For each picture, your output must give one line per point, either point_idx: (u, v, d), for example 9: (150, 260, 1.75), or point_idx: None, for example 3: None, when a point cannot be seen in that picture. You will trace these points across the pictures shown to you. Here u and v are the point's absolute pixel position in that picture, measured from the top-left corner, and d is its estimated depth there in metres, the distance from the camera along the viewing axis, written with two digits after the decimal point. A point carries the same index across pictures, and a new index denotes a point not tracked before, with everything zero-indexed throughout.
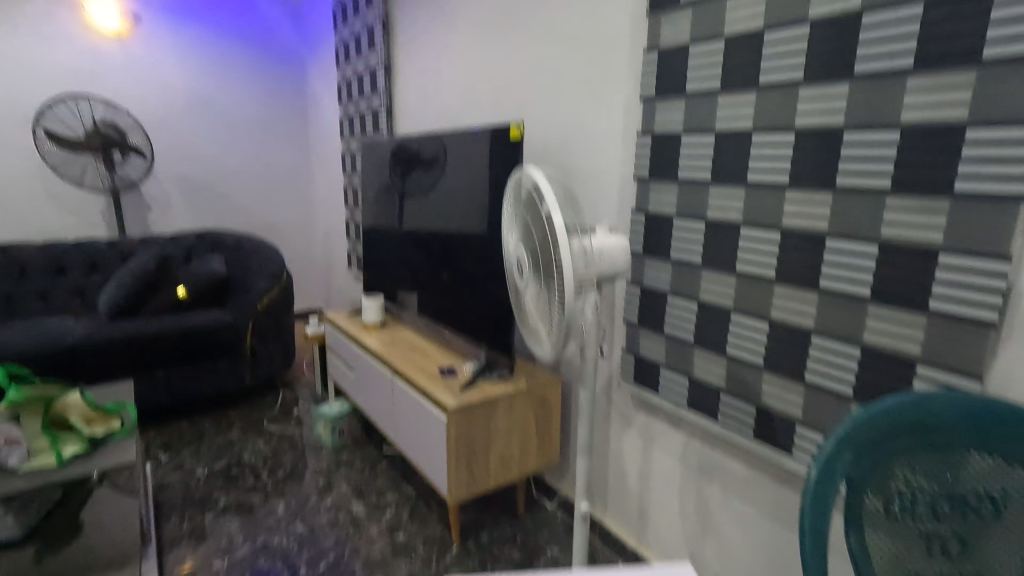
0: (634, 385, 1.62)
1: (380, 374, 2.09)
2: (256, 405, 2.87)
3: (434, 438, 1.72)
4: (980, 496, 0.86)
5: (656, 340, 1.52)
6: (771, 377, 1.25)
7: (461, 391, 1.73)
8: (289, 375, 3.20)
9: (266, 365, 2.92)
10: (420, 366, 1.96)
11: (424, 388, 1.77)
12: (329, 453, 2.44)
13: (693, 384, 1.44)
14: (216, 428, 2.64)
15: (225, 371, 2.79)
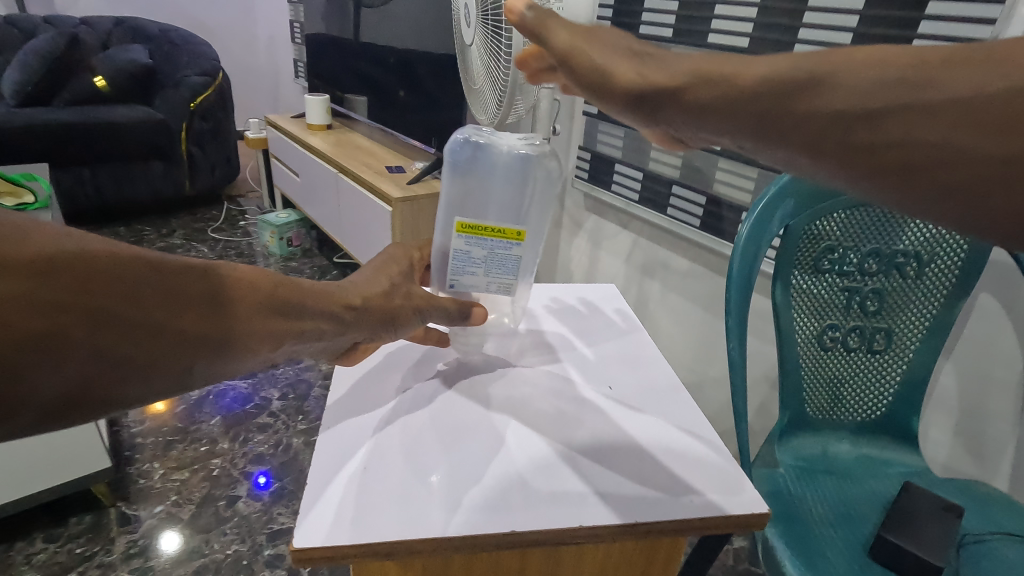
0: (588, 185, 1.56)
1: (325, 174, 1.97)
2: (198, 215, 2.73)
3: (379, 232, 1.66)
4: (910, 256, 0.86)
5: (615, 133, 1.44)
6: (726, 163, 1.20)
7: (408, 185, 1.65)
8: (234, 189, 3.03)
9: (206, 174, 2.71)
10: (366, 164, 1.84)
11: (369, 181, 1.68)
12: (276, 261, 2.38)
13: (647, 179, 1.38)
14: (156, 233, 2.53)
15: (160, 175, 2.60)
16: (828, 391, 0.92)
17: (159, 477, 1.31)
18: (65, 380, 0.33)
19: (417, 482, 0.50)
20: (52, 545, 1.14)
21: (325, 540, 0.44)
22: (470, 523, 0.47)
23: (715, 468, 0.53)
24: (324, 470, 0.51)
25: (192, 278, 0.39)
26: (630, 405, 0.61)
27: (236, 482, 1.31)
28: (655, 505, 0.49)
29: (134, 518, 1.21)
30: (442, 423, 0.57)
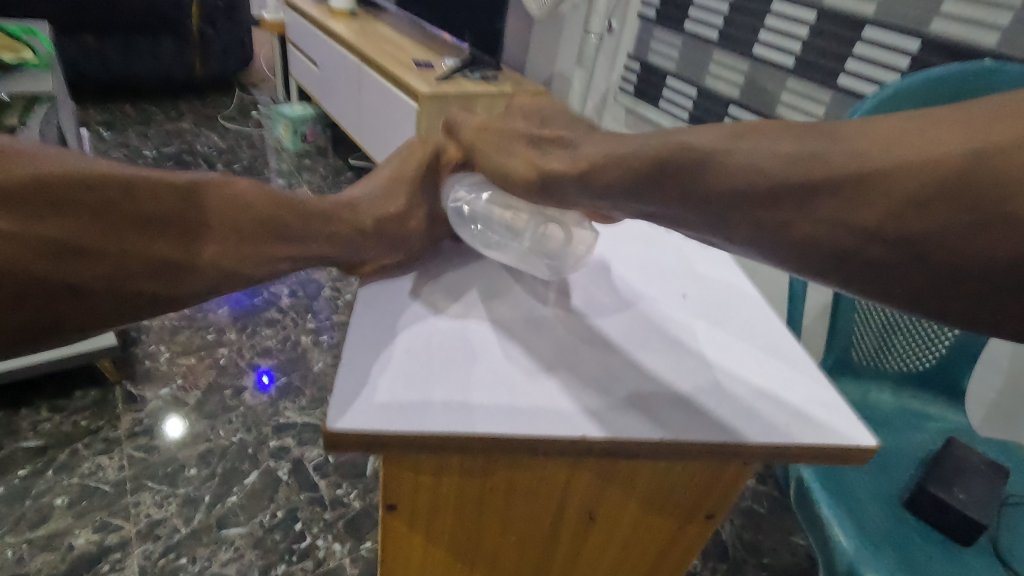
0: (632, 99, 1.43)
1: (347, 64, 1.82)
2: (209, 101, 2.59)
3: (403, 130, 1.55)
4: None
5: (671, 41, 1.30)
6: (796, 83, 1.08)
7: (437, 82, 1.52)
8: (248, 77, 2.86)
9: (219, 57, 2.54)
10: (392, 55, 1.70)
11: (396, 74, 1.55)
12: (290, 157, 2.27)
13: (701, 96, 1.26)
14: (164, 116, 2.40)
15: (170, 53, 2.44)
16: (878, 337, 0.86)
17: (165, 361, 1.29)
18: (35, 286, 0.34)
19: (469, 367, 0.43)
20: (57, 416, 1.13)
21: (362, 418, 0.37)
22: (533, 421, 0.40)
23: (807, 392, 0.46)
24: (358, 345, 0.44)
25: (170, 200, 0.40)
26: (706, 317, 0.53)
27: (243, 374, 1.29)
28: (745, 424, 0.42)
29: (139, 398, 1.19)
30: (495, 314, 0.50)
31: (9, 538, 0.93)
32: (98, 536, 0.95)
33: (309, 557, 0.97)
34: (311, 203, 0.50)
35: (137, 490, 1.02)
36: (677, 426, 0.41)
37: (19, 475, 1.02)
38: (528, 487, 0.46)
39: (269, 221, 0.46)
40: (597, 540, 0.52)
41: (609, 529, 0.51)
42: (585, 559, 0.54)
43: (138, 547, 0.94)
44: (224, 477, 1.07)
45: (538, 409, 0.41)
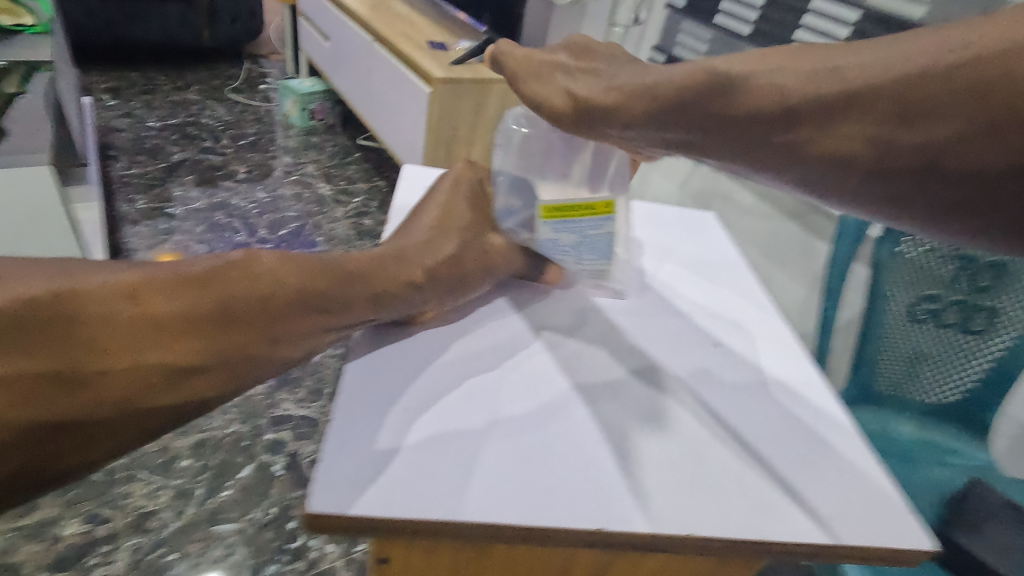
0: None
1: (358, 40, 1.76)
2: (216, 70, 2.52)
3: (414, 115, 1.50)
4: None
5: (699, 34, 1.24)
6: None
7: (451, 65, 1.46)
8: (257, 47, 2.79)
9: (228, 25, 2.47)
10: (405, 34, 1.63)
11: (409, 54, 1.49)
12: (297, 133, 2.21)
13: None
14: (170, 85, 2.34)
15: (177, 18, 2.37)
16: (904, 369, 0.82)
17: None
18: (50, 426, 0.35)
19: (458, 437, 0.42)
20: None
21: (343, 499, 0.36)
22: (512, 507, 0.38)
23: (807, 475, 0.44)
24: (352, 405, 0.42)
25: (173, 303, 0.39)
26: (715, 381, 0.52)
27: None
28: (731, 512, 0.41)
29: None
30: (498, 377, 0.48)
31: None
32: (88, 527, 0.93)
33: (301, 558, 0.95)
34: (344, 264, 0.48)
35: (128, 479, 1.00)
36: (659, 517, 0.39)
37: None
38: (526, 553, 0.43)
39: (291, 291, 0.44)
40: None
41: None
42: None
43: (127, 540, 0.92)
44: (218, 470, 1.05)
45: (520, 490, 0.39)
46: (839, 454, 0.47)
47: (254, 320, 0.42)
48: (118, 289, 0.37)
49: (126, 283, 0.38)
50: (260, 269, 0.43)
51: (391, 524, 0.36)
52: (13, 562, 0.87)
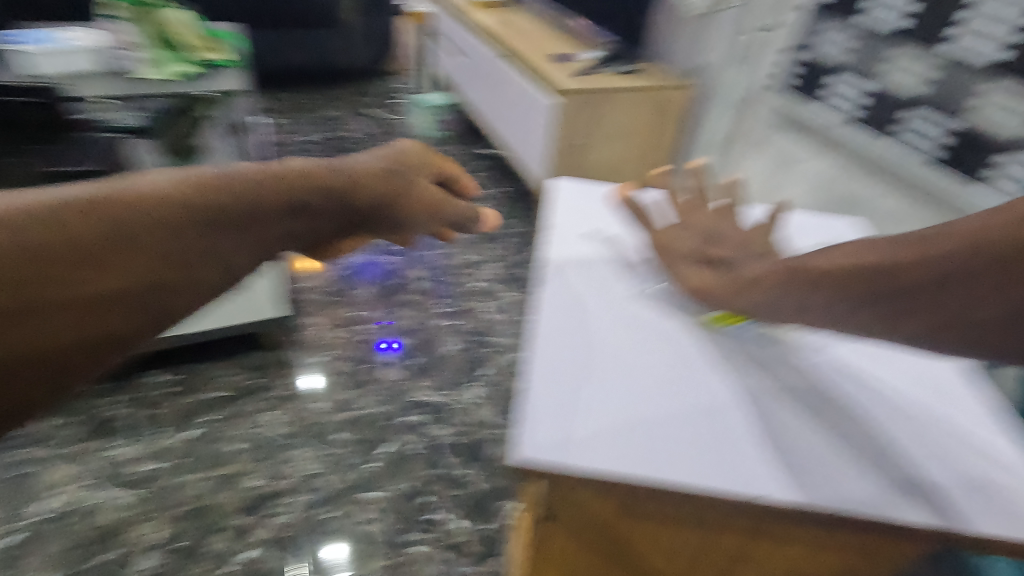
0: (788, 95, 1.32)
1: (489, 56, 1.88)
2: (359, 88, 2.80)
3: (541, 126, 1.58)
4: None
5: (840, 33, 1.19)
6: (999, 85, 0.95)
7: (579, 76, 1.52)
8: (393, 65, 3.05)
9: (370, 47, 2.76)
10: (534, 48, 1.72)
11: (538, 68, 1.58)
12: (428, 142, 2.40)
13: (872, 95, 1.14)
14: (323, 103, 2.64)
15: (330, 43, 2.67)
16: None
17: (320, 331, 1.45)
18: (135, 284, 0.21)
19: (626, 406, 0.47)
20: (237, 371, 1.32)
21: (543, 452, 0.42)
22: (685, 472, 0.42)
23: (970, 470, 0.44)
24: (535, 374, 0.48)
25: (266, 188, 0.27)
26: (866, 373, 0.52)
27: (384, 349, 1.41)
28: (897, 497, 0.42)
29: (301, 363, 1.36)
30: (649, 351, 0.52)
31: (203, 471, 1.12)
32: (268, 481, 1.11)
33: (436, 529, 1.06)
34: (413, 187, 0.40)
35: (297, 445, 1.18)
36: (824, 492, 0.42)
37: (210, 419, 1.21)
38: (678, 519, 0.46)
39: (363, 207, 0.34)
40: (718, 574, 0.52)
41: (746, 561, 0.50)
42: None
43: (298, 496, 1.09)
44: (367, 444, 1.19)
45: (688, 456, 0.43)
46: (968, 444, 0.47)
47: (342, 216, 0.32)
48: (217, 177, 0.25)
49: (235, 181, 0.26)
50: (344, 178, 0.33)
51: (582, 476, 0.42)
52: (216, 502, 1.07)
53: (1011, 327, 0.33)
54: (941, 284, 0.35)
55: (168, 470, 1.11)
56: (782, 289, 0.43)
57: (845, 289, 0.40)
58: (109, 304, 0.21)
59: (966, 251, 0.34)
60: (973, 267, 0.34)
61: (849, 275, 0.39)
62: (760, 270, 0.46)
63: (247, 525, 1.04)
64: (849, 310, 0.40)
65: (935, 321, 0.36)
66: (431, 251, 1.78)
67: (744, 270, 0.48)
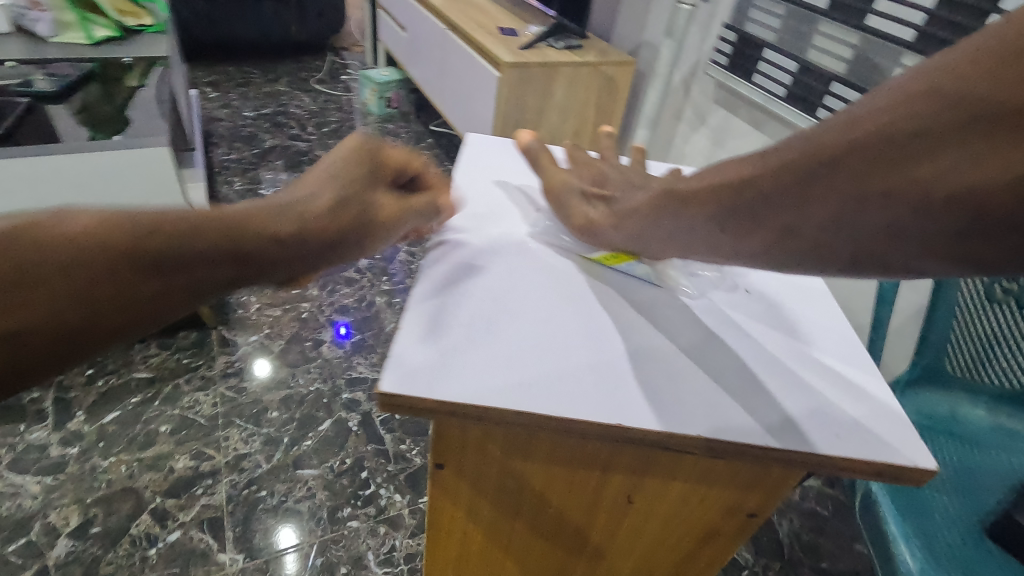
0: (723, 71, 1.34)
1: (432, 29, 1.84)
2: (303, 62, 2.70)
3: (483, 100, 1.55)
4: None
5: (772, 9, 1.21)
6: (912, 60, 0.99)
7: (520, 50, 1.50)
8: (338, 41, 2.95)
9: (314, 20, 2.65)
10: (477, 22, 1.69)
11: (481, 41, 1.55)
12: (374, 120, 2.33)
13: (800, 70, 1.17)
14: (263, 77, 2.53)
15: (271, 16, 2.56)
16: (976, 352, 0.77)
17: (255, 310, 1.40)
18: (69, 312, 0.29)
19: (514, 335, 0.43)
20: (163, 353, 1.26)
21: (412, 383, 0.38)
22: (573, 401, 0.39)
23: (857, 397, 0.43)
24: (416, 306, 0.44)
25: (103, 251, 0.31)
26: (764, 310, 0.51)
27: (323, 327, 1.38)
28: (786, 424, 0.40)
29: (233, 343, 1.31)
30: (545, 286, 0.49)
31: (124, 455, 1.06)
32: (195, 463, 1.07)
33: (372, 504, 1.05)
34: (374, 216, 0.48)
35: (227, 425, 1.14)
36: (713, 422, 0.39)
37: (133, 401, 1.16)
38: (567, 461, 0.45)
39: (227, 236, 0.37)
40: (631, 524, 0.51)
41: (646, 512, 0.49)
42: (622, 534, 0.52)
43: (227, 477, 1.05)
44: (302, 423, 1.16)
45: (577, 387, 0.40)
46: (867, 375, 0.46)
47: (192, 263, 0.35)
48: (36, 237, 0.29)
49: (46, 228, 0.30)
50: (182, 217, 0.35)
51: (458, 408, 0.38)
52: (138, 486, 1.02)
53: (917, 236, 0.28)
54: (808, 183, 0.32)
55: (85, 455, 1.06)
56: (664, 214, 0.42)
57: (754, 210, 0.35)
58: (53, 319, 0.29)
59: (838, 146, 0.30)
60: (844, 161, 0.30)
61: (734, 185, 0.36)
62: (652, 197, 0.44)
63: (172, 508, 1.00)
64: (740, 235, 0.36)
65: (810, 218, 0.32)
66: None
67: (634, 201, 0.46)
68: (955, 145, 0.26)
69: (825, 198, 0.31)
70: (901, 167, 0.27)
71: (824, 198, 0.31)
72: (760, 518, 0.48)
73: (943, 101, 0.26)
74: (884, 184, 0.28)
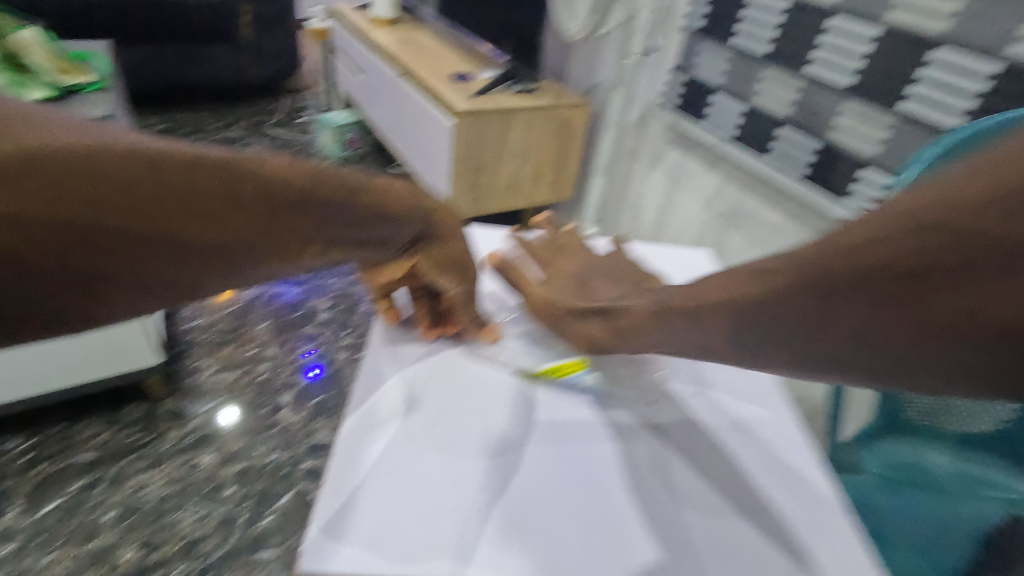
0: (675, 114, 1.36)
1: (386, 74, 1.83)
2: (259, 106, 2.65)
3: (439, 146, 1.54)
4: None
5: (717, 54, 1.23)
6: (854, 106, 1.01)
7: (474, 97, 1.50)
8: (296, 82, 2.92)
9: (269, 64, 2.62)
10: (431, 68, 1.69)
11: (434, 89, 1.54)
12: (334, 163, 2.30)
13: (748, 113, 1.19)
14: (218, 123, 2.48)
15: (223, 61, 2.52)
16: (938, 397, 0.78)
17: (209, 375, 1.33)
18: (222, 230, 0.33)
19: (455, 485, 0.44)
20: (108, 430, 1.19)
21: (334, 559, 0.38)
22: (504, 560, 0.39)
23: (803, 522, 0.44)
24: (347, 457, 0.44)
25: (284, 188, 0.35)
26: (714, 425, 0.52)
27: (281, 390, 1.32)
28: (723, 566, 0.41)
29: (185, 414, 1.24)
30: (489, 419, 0.49)
31: (62, 551, 0.99)
32: (141, 552, 1.00)
33: None
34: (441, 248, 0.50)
35: (178, 507, 1.07)
36: (642, 569, 0.40)
37: (73, 488, 1.08)
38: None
39: (293, 196, 0.36)
40: None
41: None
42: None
43: (177, 566, 0.98)
44: (260, 498, 1.10)
45: (511, 541, 0.40)
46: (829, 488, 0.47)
47: (262, 220, 0.34)
48: (123, 148, 0.29)
49: (145, 144, 0.30)
50: (273, 168, 0.35)
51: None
52: None
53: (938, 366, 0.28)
54: (825, 300, 0.31)
55: (19, 554, 0.98)
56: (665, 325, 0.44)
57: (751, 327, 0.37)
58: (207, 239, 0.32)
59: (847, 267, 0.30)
60: (857, 285, 0.29)
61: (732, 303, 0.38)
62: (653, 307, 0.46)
63: None
64: (756, 337, 0.36)
65: (855, 311, 0.30)
66: (335, 279, 1.69)
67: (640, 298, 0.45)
68: (937, 290, 0.26)
69: (870, 311, 0.29)
70: (935, 291, 0.26)
71: (876, 308, 0.29)
72: None
73: (964, 235, 0.25)
74: (907, 307, 0.27)
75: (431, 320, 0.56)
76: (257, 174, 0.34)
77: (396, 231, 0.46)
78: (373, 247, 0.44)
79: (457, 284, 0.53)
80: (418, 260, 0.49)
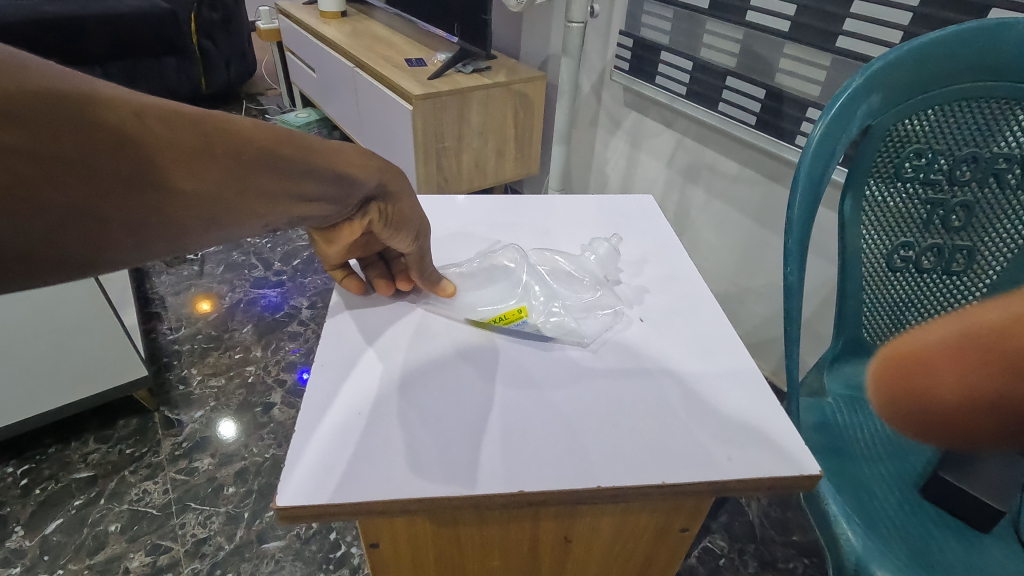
0: (627, 78, 1.37)
1: (341, 69, 1.81)
2: None
3: (401, 134, 1.55)
4: (1012, 162, 0.70)
5: (661, 12, 1.25)
6: (793, 48, 1.04)
7: (429, 81, 1.51)
8: (252, 89, 2.88)
9: (222, 72, 2.58)
10: (383, 57, 1.68)
11: (389, 78, 1.53)
12: None
13: (696, 69, 1.21)
14: None
15: (175, 73, 2.47)
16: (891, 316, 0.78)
17: (197, 383, 1.34)
18: (207, 183, 0.36)
19: (434, 426, 0.45)
20: (103, 446, 1.20)
21: (309, 494, 0.40)
22: (470, 474, 0.41)
23: (740, 424, 0.47)
24: (310, 415, 0.45)
25: (261, 140, 0.39)
26: (659, 348, 0.54)
27: (272, 389, 1.34)
28: (674, 462, 0.43)
29: (178, 422, 1.25)
30: (453, 366, 0.51)
31: (72, 565, 1.01)
32: (151, 558, 1.02)
33: (346, 565, 1.03)
34: (356, 170, 0.48)
35: (182, 511, 1.09)
36: (601, 471, 0.42)
37: (75, 505, 1.10)
38: (500, 522, 0.47)
39: (270, 154, 0.40)
40: (576, 559, 0.53)
41: (587, 549, 0.52)
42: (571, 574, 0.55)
43: (187, 566, 1.01)
44: (262, 495, 1.12)
45: (472, 460, 0.43)
46: (756, 380, 0.51)
47: (230, 168, 0.37)
48: (124, 101, 0.31)
49: (129, 97, 0.32)
50: (246, 126, 0.39)
51: (355, 507, 0.40)
52: None
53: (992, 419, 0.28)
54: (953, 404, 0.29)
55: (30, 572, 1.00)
56: None
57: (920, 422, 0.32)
58: (196, 194, 0.35)
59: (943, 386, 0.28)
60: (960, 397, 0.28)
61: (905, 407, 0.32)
62: None
63: None
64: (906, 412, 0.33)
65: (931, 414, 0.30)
66: (313, 278, 1.71)
67: None
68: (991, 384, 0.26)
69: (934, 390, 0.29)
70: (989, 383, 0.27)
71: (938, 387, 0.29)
72: (692, 532, 0.51)
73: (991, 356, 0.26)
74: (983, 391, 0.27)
75: (386, 277, 0.59)
76: (240, 130, 0.38)
77: (350, 189, 0.47)
78: (328, 202, 0.46)
79: (412, 243, 0.55)
80: (371, 219, 0.52)
